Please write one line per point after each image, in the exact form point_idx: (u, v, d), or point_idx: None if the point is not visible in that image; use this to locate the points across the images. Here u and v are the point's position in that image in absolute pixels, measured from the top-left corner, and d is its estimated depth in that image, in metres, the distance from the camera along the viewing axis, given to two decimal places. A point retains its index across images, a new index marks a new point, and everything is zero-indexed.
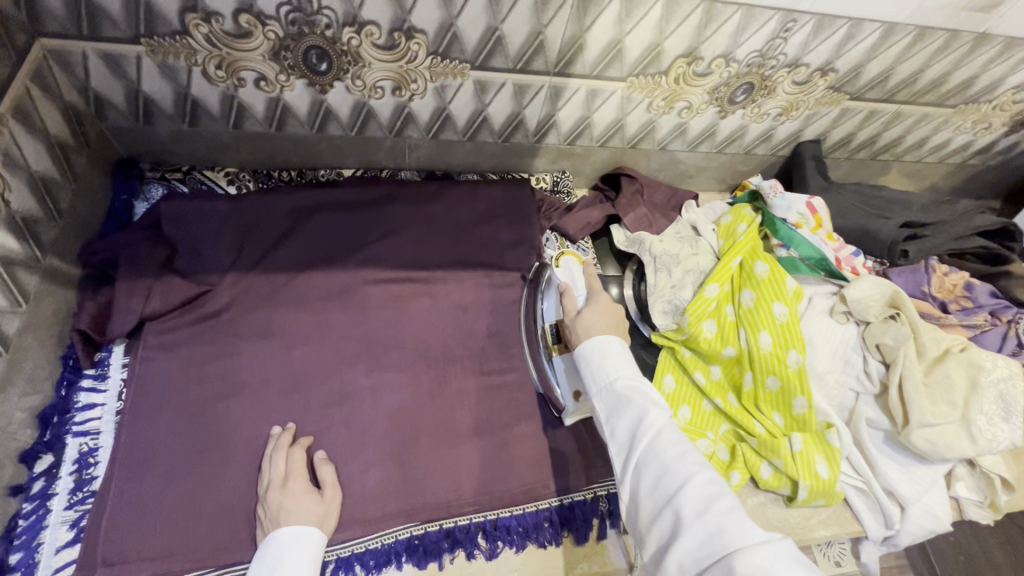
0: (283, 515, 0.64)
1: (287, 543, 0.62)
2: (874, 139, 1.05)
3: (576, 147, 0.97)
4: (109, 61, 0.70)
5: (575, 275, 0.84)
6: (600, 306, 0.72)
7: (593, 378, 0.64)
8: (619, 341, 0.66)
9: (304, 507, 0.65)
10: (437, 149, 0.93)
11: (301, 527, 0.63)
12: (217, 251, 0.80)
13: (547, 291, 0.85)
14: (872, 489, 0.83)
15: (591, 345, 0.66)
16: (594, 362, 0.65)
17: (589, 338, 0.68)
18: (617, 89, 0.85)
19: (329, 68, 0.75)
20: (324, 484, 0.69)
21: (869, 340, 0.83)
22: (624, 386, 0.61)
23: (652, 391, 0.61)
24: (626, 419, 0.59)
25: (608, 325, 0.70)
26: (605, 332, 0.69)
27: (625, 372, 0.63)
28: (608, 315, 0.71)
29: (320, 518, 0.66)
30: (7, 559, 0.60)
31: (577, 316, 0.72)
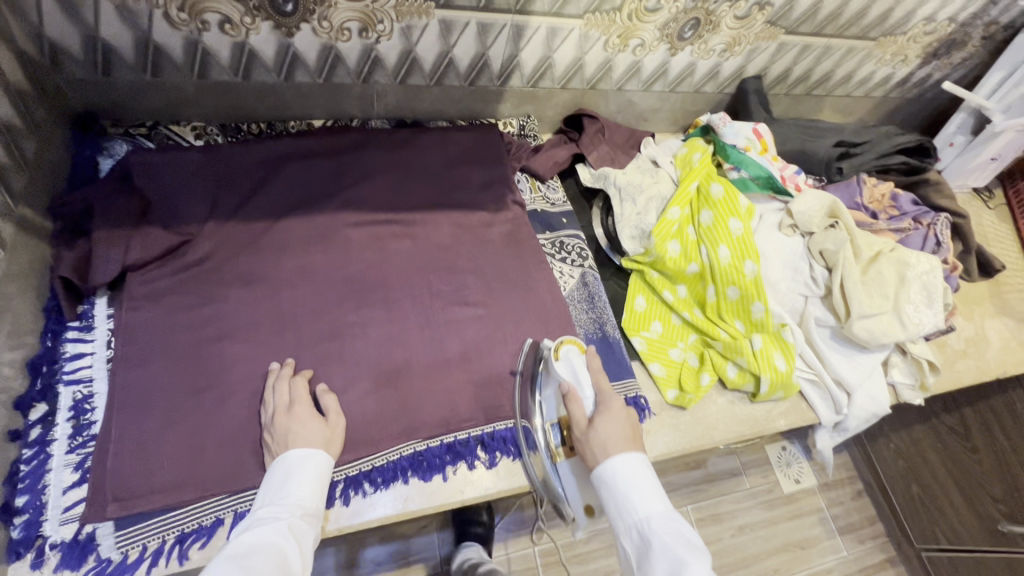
0: (291, 436, 0.66)
1: (294, 463, 0.65)
2: (808, 74, 1.15)
3: (539, 90, 1.01)
4: (65, 5, 0.68)
5: (578, 373, 0.78)
6: (613, 410, 0.71)
7: (621, 517, 0.63)
8: (646, 468, 0.66)
9: (309, 431, 0.67)
10: (405, 95, 0.95)
11: (309, 449, 0.66)
12: (192, 201, 0.80)
13: (544, 383, 0.82)
14: (822, 379, 0.93)
15: (614, 465, 0.66)
16: (622, 491, 0.64)
17: (610, 457, 0.67)
18: (575, 27, 0.90)
19: (295, 9, 0.75)
20: (328, 411, 0.71)
21: (815, 248, 0.93)
22: (657, 528, 0.60)
23: (688, 535, 0.59)
24: (660, 566, 0.57)
25: (624, 438, 0.69)
26: (624, 449, 0.67)
27: (656, 514, 0.62)
28: (622, 424, 0.70)
29: (326, 441, 0.68)
30: (13, 502, 0.61)
31: (589, 429, 0.71)
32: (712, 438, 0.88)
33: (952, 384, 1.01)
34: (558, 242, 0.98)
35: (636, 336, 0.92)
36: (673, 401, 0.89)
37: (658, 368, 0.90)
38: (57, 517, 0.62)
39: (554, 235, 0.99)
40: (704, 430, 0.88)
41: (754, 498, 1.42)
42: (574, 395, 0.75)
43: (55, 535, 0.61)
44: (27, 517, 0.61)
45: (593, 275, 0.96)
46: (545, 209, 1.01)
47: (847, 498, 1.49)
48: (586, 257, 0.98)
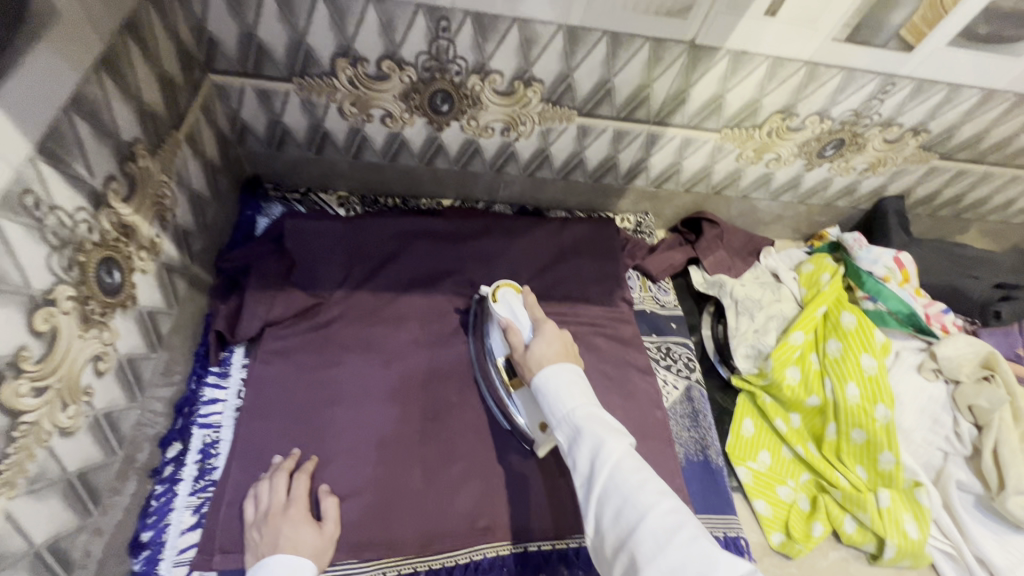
0: (280, 540, 0.64)
1: (275, 571, 0.60)
2: (959, 198, 1.05)
3: (661, 191, 1.01)
4: (261, 95, 0.78)
5: (514, 309, 0.76)
6: (547, 334, 0.70)
7: (551, 409, 0.60)
8: (578, 370, 0.62)
9: (300, 537, 0.64)
10: (530, 185, 0.98)
11: (294, 556, 0.62)
12: (329, 268, 0.87)
13: (491, 327, 0.82)
14: (962, 555, 0.80)
15: (549, 372, 0.63)
16: (552, 390, 0.61)
17: (543, 369, 0.64)
18: (710, 139, 0.89)
19: (450, 109, 0.81)
20: (326, 520, 0.69)
21: (962, 401, 0.83)
22: (585, 414, 0.58)
23: (613, 424, 0.58)
24: (584, 450, 0.55)
25: (559, 353, 0.67)
26: (558, 362, 0.65)
27: (583, 402, 0.59)
28: (557, 344, 0.68)
29: (315, 551, 0.65)
30: (141, 536, 0.65)
31: (527, 351, 0.69)
32: None
33: None
34: (665, 348, 0.95)
35: (741, 466, 0.86)
36: (778, 545, 0.80)
37: (763, 506, 0.82)
38: (172, 558, 0.65)
39: (661, 340, 0.96)
40: None
41: None
42: (512, 329, 0.73)
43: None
44: (149, 552, 0.65)
45: (700, 389, 0.91)
46: (654, 310, 0.99)
47: None
48: (693, 370, 0.93)
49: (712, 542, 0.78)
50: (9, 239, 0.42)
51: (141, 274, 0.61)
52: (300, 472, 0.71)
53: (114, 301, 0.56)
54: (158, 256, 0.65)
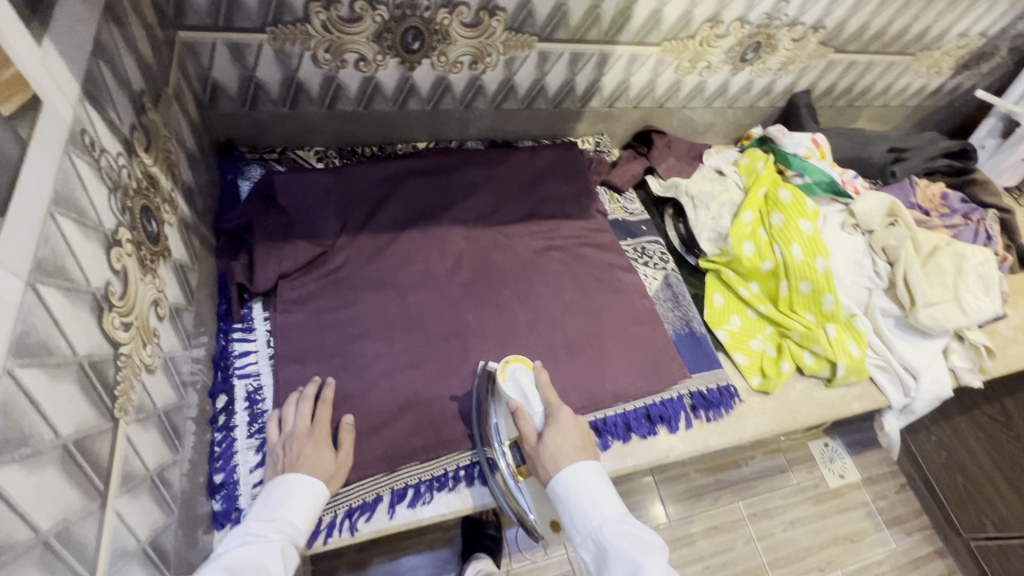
0: (302, 458, 0.68)
1: (294, 487, 0.65)
2: (851, 87, 1.25)
3: (613, 110, 1.12)
4: (233, 50, 0.79)
5: (526, 391, 0.78)
6: (564, 424, 0.73)
7: (577, 527, 0.66)
8: (602, 477, 0.69)
9: (317, 461, 0.69)
10: (498, 118, 1.05)
11: (309, 478, 0.67)
12: (327, 218, 0.90)
13: (495, 405, 0.80)
14: (892, 364, 1.00)
15: (567, 479, 0.68)
16: (577, 504, 0.66)
17: (563, 468, 0.69)
18: (653, 53, 1.00)
19: (420, 46, 0.86)
20: (341, 449, 0.73)
21: (876, 245, 1.02)
22: (612, 532, 0.64)
23: (641, 535, 0.63)
24: (620, 570, 0.60)
25: (575, 448, 0.71)
26: (574, 460, 0.70)
27: (611, 518, 0.65)
28: (572, 435, 0.73)
29: (328, 475, 0.69)
30: (213, 479, 0.69)
31: (540, 444, 0.72)
32: (796, 421, 0.95)
33: (1010, 365, 1.07)
34: (641, 247, 1.07)
35: (720, 330, 1.01)
36: (757, 387, 0.97)
37: (741, 358, 0.98)
38: (249, 492, 0.69)
39: (636, 241, 1.08)
40: (788, 414, 0.96)
41: (802, 494, 1.37)
42: (523, 414, 0.75)
43: (248, 507, 0.68)
44: (226, 491, 0.69)
45: (676, 276, 1.05)
46: (626, 218, 1.10)
47: (891, 492, 1.43)
48: (668, 261, 1.07)
49: (708, 393, 0.93)
50: (82, 173, 0.44)
51: (169, 227, 0.63)
52: (321, 403, 0.74)
53: (157, 250, 0.58)
54: (177, 212, 0.66)
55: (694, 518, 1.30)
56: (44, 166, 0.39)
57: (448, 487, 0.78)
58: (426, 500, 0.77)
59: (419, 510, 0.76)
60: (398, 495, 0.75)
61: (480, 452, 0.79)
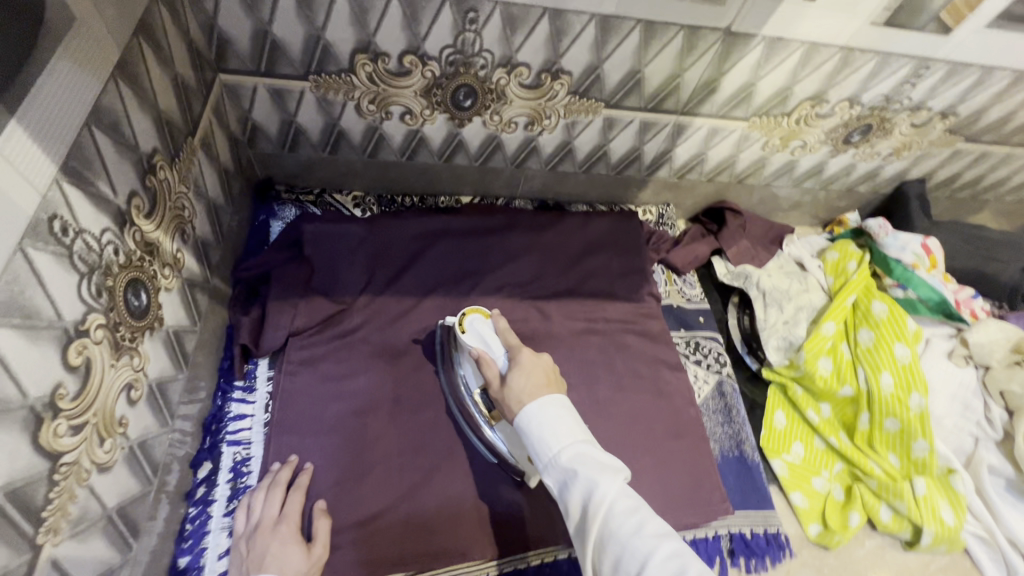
0: (267, 559, 0.61)
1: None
2: (979, 179, 1.05)
3: (683, 181, 0.99)
4: (274, 95, 0.74)
5: (485, 336, 0.70)
6: (525, 364, 0.64)
7: (535, 451, 0.56)
8: (564, 404, 0.58)
9: (286, 558, 0.61)
10: (552, 179, 0.95)
11: None
12: (352, 275, 0.84)
13: (461, 357, 0.76)
14: (994, 538, 0.81)
15: (528, 414, 0.58)
16: (536, 433, 0.56)
17: (525, 407, 0.59)
18: (737, 128, 0.87)
19: (472, 104, 0.78)
20: (314, 541, 0.65)
21: (992, 386, 0.83)
22: (572, 453, 0.54)
23: (601, 457, 0.54)
24: (577, 498, 0.52)
25: (539, 384, 0.61)
26: (542, 393, 0.60)
27: (571, 443, 0.55)
28: (536, 373, 0.63)
29: (299, 574, 0.61)
30: (178, 562, 0.63)
31: (504, 387, 0.63)
32: None
33: None
34: (694, 342, 0.94)
35: (776, 459, 0.85)
36: (815, 537, 0.81)
37: (799, 498, 0.82)
38: None
39: (690, 334, 0.94)
40: None
41: None
42: (485, 360, 0.68)
43: None
44: None
45: (732, 383, 0.91)
46: (681, 304, 0.97)
47: None
48: (724, 364, 0.92)
49: (752, 537, 0.78)
50: (40, 269, 0.39)
51: (166, 293, 0.58)
52: (296, 488, 0.68)
53: (142, 325, 0.53)
54: (181, 272, 0.61)
55: None
56: None
57: None
58: None
59: None
60: None
61: (452, 400, 0.78)
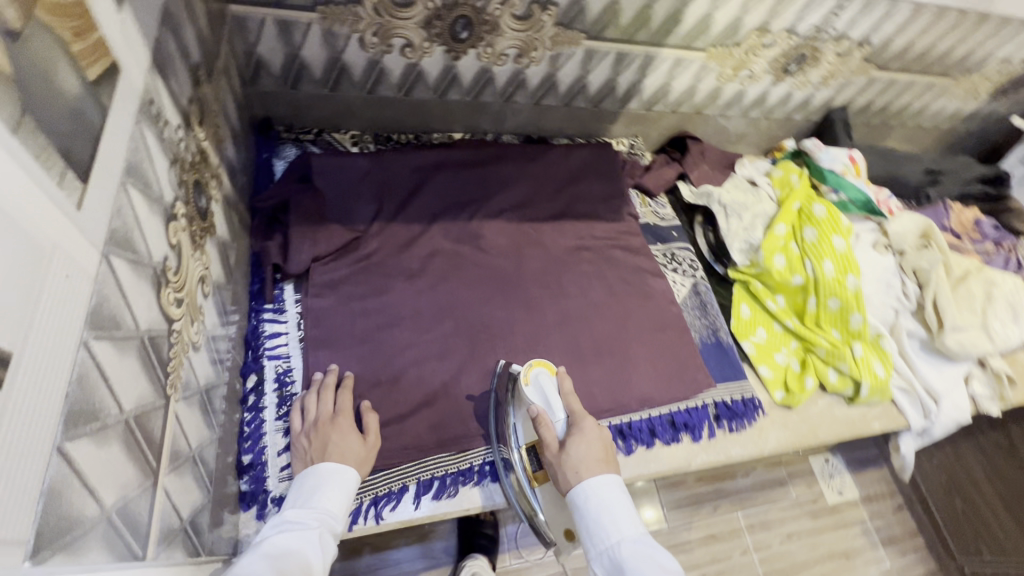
0: (329, 448, 0.67)
1: (327, 474, 0.65)
2: (887, 106, 1.24)
3: (650, 113, 1.11)
4: (281, 27, 0.78)
5: (550, 399, 0.77)
6: (586, 434, 0.72)
7: (593, 538, 0.64)
8: (622, 492, 0.67)
9: (345, 446, 0.68)
10: (535, 114, 1.04)
11: (340, 465, 0.66)
12: (362, 204, 0.89)
13: (515, 407, 0.79)
14: (914, 387, 1.00)
15: (588, 489, 0.67)
16: (595, 514, 0.65)
17: (584, 481, 0.67)
18: (697, 59, 0.99)
19: (469, 36, 0.85)
20: (368, 431, 0.72)
21: (908, 266, 1.02)
22: (628, 551, 0.62)
23: (658, 558, 0.61)
24: None
25: (597, 460, 0.70)
26: (599, 472, 0.68)
27: (629, 535, 0.63)
28: (595, 447, 0.71)
29: (358, 460, 0.69)
30: (242, 459, 0.69)
31: (563, 454, 0.71)
32: (818, 436, 0.95)
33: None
34: (670, 253, 1.06)
35: (746, 342, 1.00)
36: (780, 401, 0.96)
37: (766, 371, 0.98)
38: (276, 475, 0.69)
39: (666, 247, 1.07)
40: (810, 430, 0.95)
41: (799, 508, 1.32)
42: (546, 423, 0.73)
43: (275, 489, 0.68)
44: (254, 472, 0.68)
45: (704, 285, 1.05)
46: (656, 223, 1.09)
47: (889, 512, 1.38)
48: (697, 270, 1.06)
49: (732, 403, 0.93)
50: (149, 144, 0.43)
51: (215, 203, 0.62)
52: (342, 388, 0.74)
53: (205, 226, 0.57)
54: (221, 188, 0.65)
55: (692, 526, 1.24)
56: (119, 134, 0.38)
57: (473, 481, 0.77)
58: (451, 494, 0.76)
59: (444, 502, 0.75)
60: (425, 485, 0.75)
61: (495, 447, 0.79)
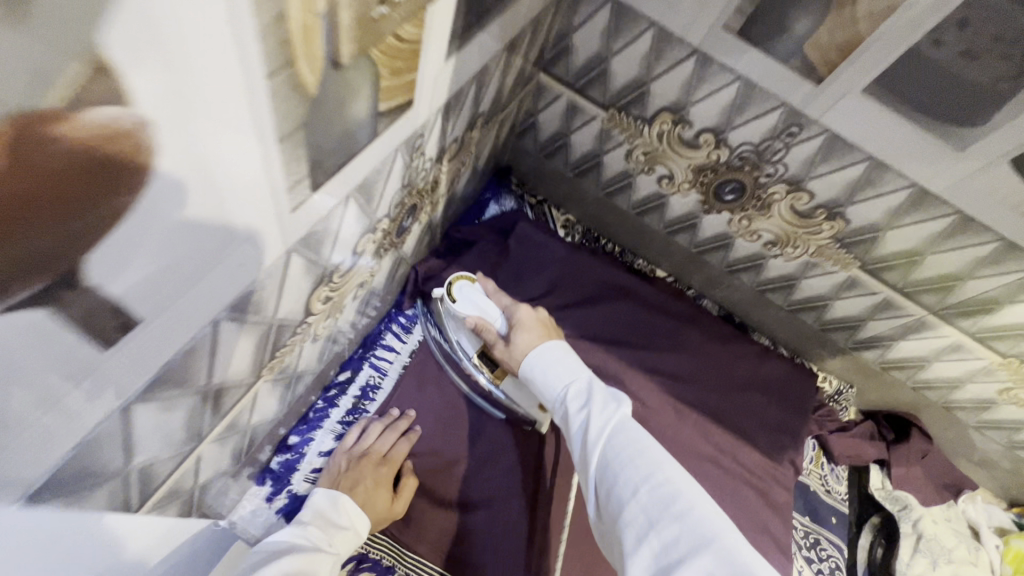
0: (357, 487, 0.64)
1: (349, 512, 0.62)
2: None
3: (884, 374, 0.90)
4: (569, 109, 0.80)
5: (479, 301, 0.68)
6: (524, 322, 0.65)
7: (545, 394, 0.59)
8: (565, 349, 0.61)
9: (372, 496, 0.64)
10: (752, 300, 0.92)
11: (358, 511, 0.63)
12: (533, 285, 0.87)
13: (451, 321, 0.72)
14: None
15: (534, 356, 0.61)
16: (540, 377, 0.60)
17: (527, 357, 0.61)
18: (985, 359, 0.78)
19: (733, 200, 0.78)
20: (399, 496, 0.68)
21: None
22: (578, 388, 0.56)
23: (609, 391, 0.56)
24: (578, 431, 0.54)
25: (542, 335, 0.63)
26: (543, 342, 0.62)
27: (577, 377, 0.58)
28: (537, 326, 0.64)
29: (376, 517, 0.65)
30: (289, 439, 0.69)
31: (509, 345, 0.64)
32: None
33: None
34: (813, 538, 0.84)
35: None
36: None
37: None
38: (305, 472, 0.69)
39: (812, 527, 0.85)
40: None
41: None
42: (485, 325, 0.67)
43: (294, 484, 0.68)
44: (290, 456, 0.69)
45: None
46: (818, 492, 0.88)
47: None
48: None
49: None
50: (394, 171, 0.45)
51: (419, 224, 0.64)
52: (406, 437, 0.72)
53: (396, 242, 0.59)
54: (433, 214, 0.68)
55: None
56: (370, 161, 0.39)
57: None
58: None
59: None
60: None
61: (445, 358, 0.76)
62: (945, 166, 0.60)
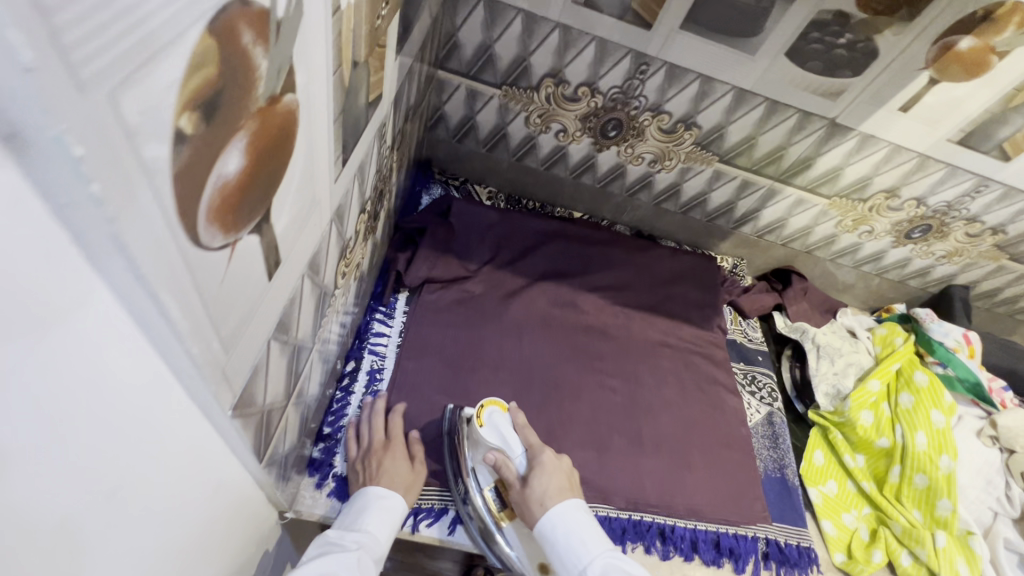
0: (381, 473, 0.70)
1: (374, 500, 0.67)
2: (1018, 299, 1.19)
3: (760, 240, 1.16)
4: (470, 94, 0.95)
5: (506, 434, 0.75)
6: (548, 465, 0.71)
7: (565, 564, 0.63)
8: (584, 516, 0.66)
9: (394, 471, 0.71)
10: (652, 214, 1.13)
11: (388, 492, 0.68)
12: (481, 250, 1.01)
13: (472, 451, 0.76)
14: None
15: (556, 517, 0.66)
16: (561, 543, 0.64)
17: (549, 510, 0.67)
18: (819, 204, 1.05)
19: (616, 135, 0.98)
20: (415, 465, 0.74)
21: (1014, 467, 0.93)
22: (600, 564, 0.61)
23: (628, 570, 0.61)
24: None
25: (562, 487, 0.70)
26: (567, 496, 0.69)
27: (599, 552, 0.63)
28: (560, 474, 0.71)
29: (405, 487, 0.71)
30: (323, 430, 0.77)
31: (530, 486, 0.70)
32: None
33: None
34: (751, 375, 1.07)
35: (813, 488, 0.95)
36: (839, 565, 0.88)
37: (829, 527, 0.91)
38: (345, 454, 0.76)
39: (748, 368, 1.08)
40: None
41: None
42: (506, 464, 0.72)
43: (339, 466, 0.75)
44: (327, 444, 0.76)
45: (780, 417, 1.02)
46: (743, 343, 1.11)
47: None
48: (775, 400, 1.04)
49: (785, 546, 0.87)
50: (373, 155, 0.57)
51: (384, 212, 0.76)
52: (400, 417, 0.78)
53: (374, 226, 0.70)
54: (390, 201, 0.79)
55: None
56: (363, 143, 0.51)
57: None
58: None
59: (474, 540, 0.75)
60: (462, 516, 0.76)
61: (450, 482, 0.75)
62: (748, 67, 0.83)
